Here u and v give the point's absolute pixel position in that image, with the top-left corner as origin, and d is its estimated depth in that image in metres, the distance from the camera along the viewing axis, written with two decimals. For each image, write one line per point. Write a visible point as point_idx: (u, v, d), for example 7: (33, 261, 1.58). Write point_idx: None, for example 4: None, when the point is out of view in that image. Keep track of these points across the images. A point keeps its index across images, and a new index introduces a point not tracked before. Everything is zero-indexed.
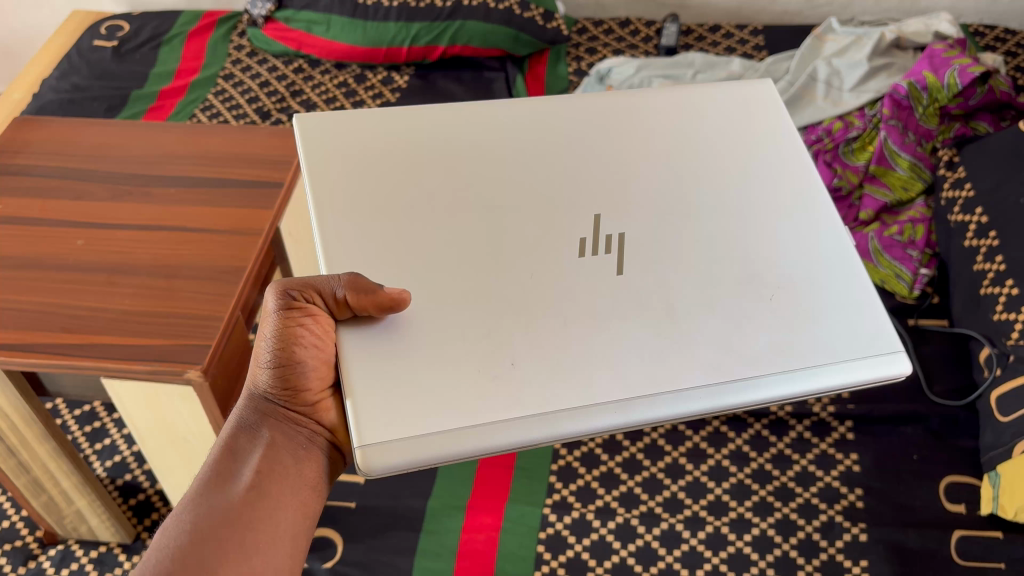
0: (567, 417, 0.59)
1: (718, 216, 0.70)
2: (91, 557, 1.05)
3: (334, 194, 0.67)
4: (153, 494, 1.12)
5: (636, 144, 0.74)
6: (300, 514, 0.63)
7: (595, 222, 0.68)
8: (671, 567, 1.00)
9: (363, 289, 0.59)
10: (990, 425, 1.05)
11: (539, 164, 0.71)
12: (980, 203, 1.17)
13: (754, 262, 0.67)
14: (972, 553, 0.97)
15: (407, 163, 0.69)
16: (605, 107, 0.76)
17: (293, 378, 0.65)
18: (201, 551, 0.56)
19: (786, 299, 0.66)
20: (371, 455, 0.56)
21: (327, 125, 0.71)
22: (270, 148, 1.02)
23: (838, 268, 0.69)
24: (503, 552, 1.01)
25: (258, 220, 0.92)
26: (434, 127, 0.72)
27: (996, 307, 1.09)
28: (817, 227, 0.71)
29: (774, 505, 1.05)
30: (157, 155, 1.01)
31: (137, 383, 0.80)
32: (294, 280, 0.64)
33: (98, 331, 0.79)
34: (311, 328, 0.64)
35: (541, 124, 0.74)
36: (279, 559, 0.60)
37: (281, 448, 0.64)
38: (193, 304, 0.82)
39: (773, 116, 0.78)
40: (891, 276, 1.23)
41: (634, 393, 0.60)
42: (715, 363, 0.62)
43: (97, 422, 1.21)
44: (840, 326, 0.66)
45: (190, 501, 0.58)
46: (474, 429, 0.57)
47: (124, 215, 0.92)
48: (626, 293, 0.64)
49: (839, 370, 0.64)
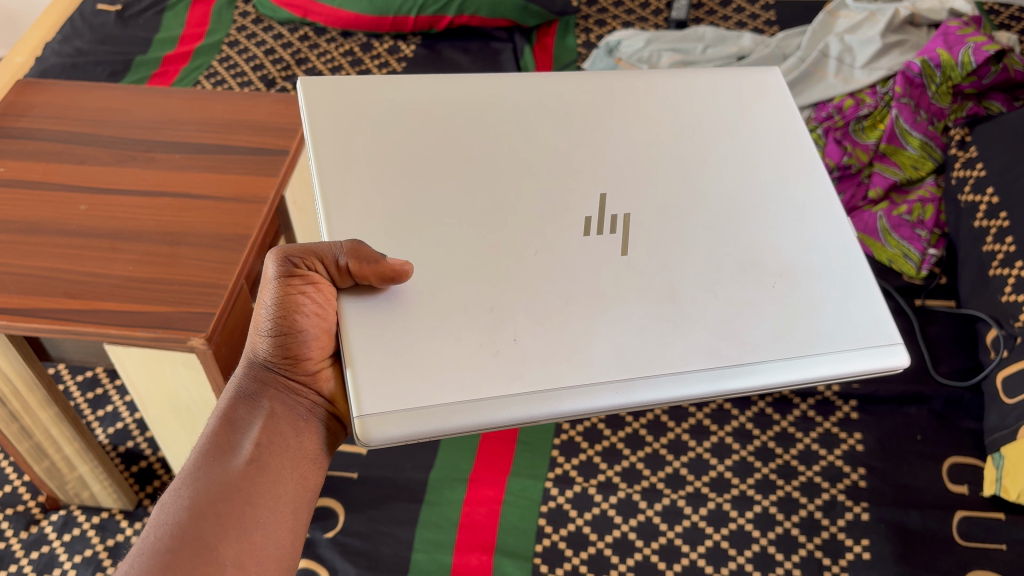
0: (567, 394, 0.58)
1: (723, 201, 0.69)
2: (92, 523, 1.05)
3: (337, 157, 0.66)
4: (156, 461, 1.12)
5: (642, 125, 0.73)
6: (300, 486, 0.63)
7: (600, 201, 0.67)
8: (672, 543, 1.00)
9: (365, 258, 0.58)
10: (995, 406, 1.04)
11: (544, 140, 0.70)
12: (991, 183, 1.16)
13: (757, 250, 0.67)
14: (975, 535, 0.97)
15: (412, 133, 0.68)
16: (613, 87, 0.75)
17: (294, 347, 0.64)
18: (200, 526, 0.55)
19: (789, 286, 0.65)
20: (371, 426, 0.55)
21: (331, 89, 0.69)
22: (276, 115, 1.01)
23: (841, 259, 0.69)
24: (504, 525, 1.00)
25: (262, 188, 0.91)
26: (439, 98, 0.71)
27: (1004, 288, 1.09)
28: (821, 216, 0.71)
29: (777, 483, 1.05)
30: (160, 121, 0.99)
31: (141, 351, 0.79)
32: (295, 247, 0.63)
33: (101, 297, 0.79)
34: (312, 297, 0.63)
35: (549, 101, 0.73)
36: (280, 532, 0.59)
37: (279, 418, 0.64)
38: (197, 272, 0.82)
39: (779, 105, 0.77)
40: (899, 257, 1.22)
41: (633, 373, 0.60)
42: (716, 347, 0.62)
43: (99, 389, 1.21)
44: (841, 316, 0.66)
45: (188, 475, 0.58)
46: (475, 404, 0.57)
47: (128, 181, 0.91)
48: (630, 275, 0.64)
49: (838, 360, 0.64)
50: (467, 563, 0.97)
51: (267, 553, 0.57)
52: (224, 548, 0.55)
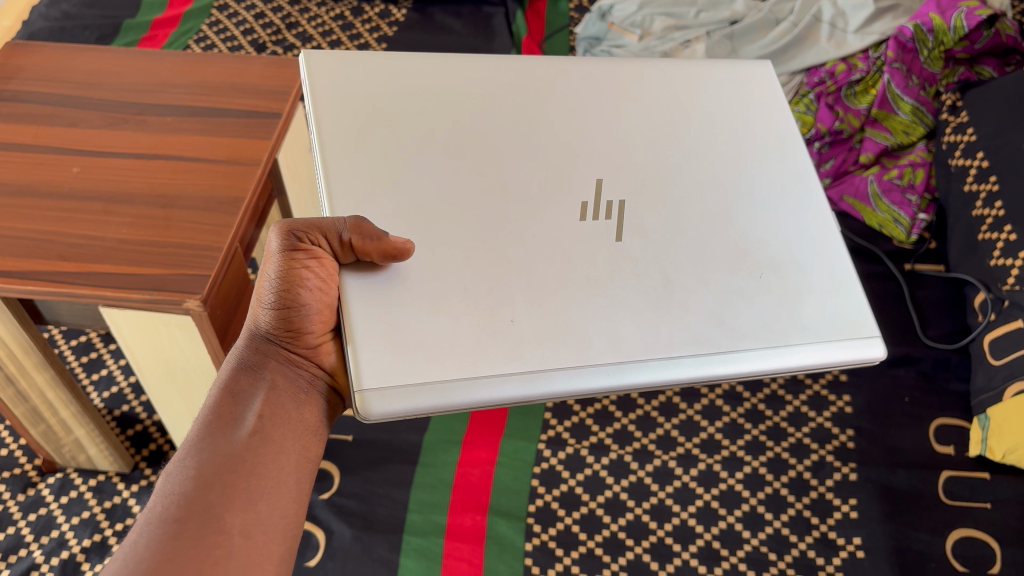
0: (560, 375, 0.59)
1: (715, 190, 0.70)
2: (89, 486, 1.06)
3: (341, 127, 0.66)
4: (151, 425, 1.13)
5: (639, 110, 0.73)
6: (302, 457, 0.63)
7: (596, 186, 0.67)
8: (663, 503, 1.01)
9: (369, 234, 0.59)
10: (982, 368, 1.06)
11: (541, 121, 0.70)
12: (981, 147, 1.16)
13: (750, 239, 0.68)
14: (959, 494, 0.99)
15: (411, 106, 0.68)
16: (611, 74, 0.75)
17: (297, 321, 0.64)
18: (206, 496, 0.55)
19: (777, 274, 0.67)
20: (371, 400, 0.56)
21: (334, 66, 0.69)
22: (268, 78, 1.01)
23: (827, 252, 0.70)
24: (498, 486, 1.02)
25: (255, 151, 0.91)
26: (437, 77, 0.70)
27: (993, 252, 1.10)
28: (810, 208, 0.72)
29: (766, 445, 1.07)
30: (152, 83, 0.99)
31: (137, 314, 0.79)
32: (299, 221, 0.63)
33: (97, 260, 0.79)
34: (315, 271, 0.63)
35: (546, 83, 0.73)
36: (284, 502, 0.60)
37: (281, 392, 0.64)
38: (191, 233, 0.82)
39: (771, 99, 0.78)
40: (889, 221, 1.25)
41: (626, 357, 0.61)
42: (707, 334, 0.63)
43: (93, 353, 1.21)
44: (827, 307, 0.67)
45: (193, 445, 0.58)
46: (473, 380, 0.58)
47: (122, 144, 0.90)
48: (624, 259, 0.65)
49: (822, 348, 0.65)
50: (461, 523, 0.98)
51: (273, 523, 0.58)
52: (230, 517, 0.55)
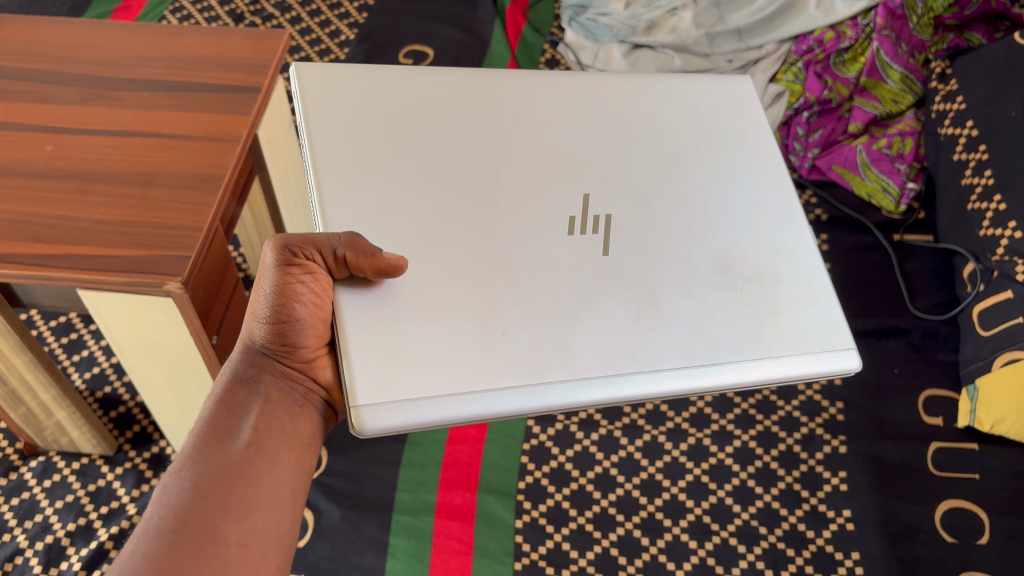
0: (553, 389, 0.60)
1: (697, 205, 0.71)
2: (72, 469, 1.05)
3: (331, 141, 0.66)
4: (135, 407, 1.12)
5: (616, 120, 0.74)
6: (298, 468, 0.62)
7: (583, 201, 0.68)
8: (653, 478, 1.01)
9: (362, 251, 0.59)
10: (970, 338, 1.06)
11: (527, 134, 0.71)
12: (970, 116, 1.15)
13: (731, 252, 0.69)
14: (948, 465, 0.99)
15: (399, 117, 0.68)
16: (597, 89, 0.76)
17: (291, 336, 0.63)
18: (203, 507, 0.54)
19: (758, 288, 0.68)
20: (365, 416, 0.56)
21: (325, 81, 0.69)
22: (247, 51, 0.98)
23: (805, 264, 0.71)
24: (487, 463, 1.01)
25: (234, 127, 0.88)
26: (423, 89, 0.71)
27: (983, 222, 1.09)
28: (789, 221, 0.73)
29: (756, 418, 1.06)
30: (126, 57, 0.96)
31: (117, 295, 0.77)
32: (293, 236, 0.62)
33: (73, 241, 0.76)
34: (309, 286, 0.62)
35: (535, 91, 0.74)
36: (280, 512, 0.59)
37: (276, 405, 0.63)
38: (170, 213, 0.80)
39: (751, 114, 0.80)
40: (878, 191, 1.24)
41: (615, 370, 0.62)
42: (691, 347, 0.64)
43: (73, 333, 1.19)
44: (806, 318, 0.69)
45: (190, 456, 0.57)
46: (467, 396, 0.58)
47: (96, 121, 0.88)
48: (612, 273, 0.66)
49: (801, 360, 0.67)
50: (451, 501, 0.97)
51: (270, 533, 0.57)
52: (227, 527, 0.55)
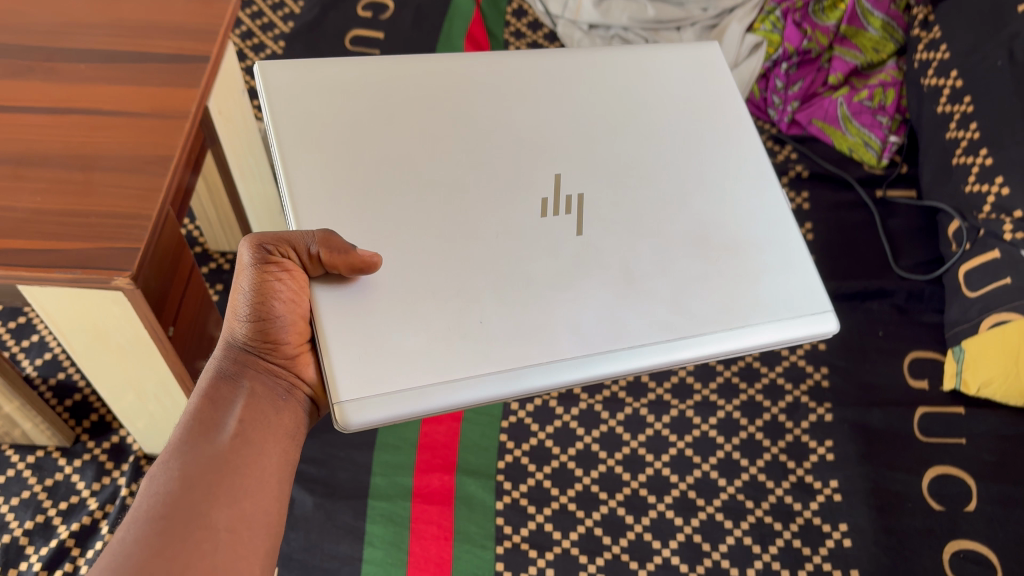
0: (533, 371, 0.57)
1: (674, 178, 0.68)
2: (27, 463, 0.99)
3: (297, 135, 0.61)
4: (91, 394, 1.06)
5: (592, 94, 0.70)
6: (286, 456, 0.59)
7: (554, 181, 0.64)
8: (635, 452, 0.98)
9: (336, 248, 0.55)
10: (956, 299, 1.04)
11: (496, 116, 0.66)
12: (955, 66, 1.10)
13: (703, 220, 0.66)
14: (935, 430, 0.97)
15: (363, 105, 0.63)
16: (568, 63, 0.71)
17: (273, 333, 0.59)
18: (194, 495, 0.51)
19: (730, 257, 0.65)
20: (349, 411, 0.53)
21: (290, 72, 0.64)
22: (192, 14, 0.91)
23: (778, 230, 0.68)
24: (465, 443, 0.97)
25: (182, 101, 0.82)
26: (385, 73, 0.66)
27: (968, 178, 1.06)
28: (761, 189, 0.70)
29: (740, 386, 1.03)
30: (59, 23, 0.88)
31: (62, 290, 0.72)
32: (269, 234, 0.57)
33: (9, 233, 0.70)
34: (287, 283, 0.58)
35: (507, 69, 0.69)
36: (269, 500, 0.56)
37: (264, 395, 0.59)
38: (113, 199, 0.73)
39: (726, 81, 0.76)
40: (860, 145, 1.20)
41: (592, 348, 0.59)
42: (667, 320, 0.61)
43: (21, 317, 1.12)
44: (781, 284, 0.66)
45: (177, 442, 0.54)
46: (449, 382, 0.55)
47: (28, 97, 0.80)
48: (589, 254, 0.62)
49: (780, 327, 0.64)
50: (429, 484, 0.94)
51: (257, 521, 0.54)
52: (216, 514, 0.52)
